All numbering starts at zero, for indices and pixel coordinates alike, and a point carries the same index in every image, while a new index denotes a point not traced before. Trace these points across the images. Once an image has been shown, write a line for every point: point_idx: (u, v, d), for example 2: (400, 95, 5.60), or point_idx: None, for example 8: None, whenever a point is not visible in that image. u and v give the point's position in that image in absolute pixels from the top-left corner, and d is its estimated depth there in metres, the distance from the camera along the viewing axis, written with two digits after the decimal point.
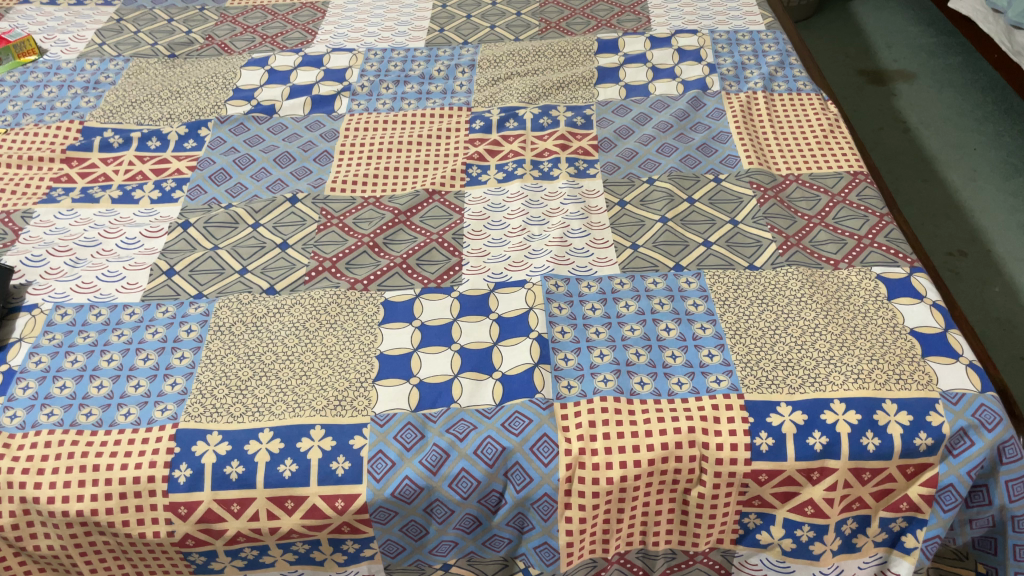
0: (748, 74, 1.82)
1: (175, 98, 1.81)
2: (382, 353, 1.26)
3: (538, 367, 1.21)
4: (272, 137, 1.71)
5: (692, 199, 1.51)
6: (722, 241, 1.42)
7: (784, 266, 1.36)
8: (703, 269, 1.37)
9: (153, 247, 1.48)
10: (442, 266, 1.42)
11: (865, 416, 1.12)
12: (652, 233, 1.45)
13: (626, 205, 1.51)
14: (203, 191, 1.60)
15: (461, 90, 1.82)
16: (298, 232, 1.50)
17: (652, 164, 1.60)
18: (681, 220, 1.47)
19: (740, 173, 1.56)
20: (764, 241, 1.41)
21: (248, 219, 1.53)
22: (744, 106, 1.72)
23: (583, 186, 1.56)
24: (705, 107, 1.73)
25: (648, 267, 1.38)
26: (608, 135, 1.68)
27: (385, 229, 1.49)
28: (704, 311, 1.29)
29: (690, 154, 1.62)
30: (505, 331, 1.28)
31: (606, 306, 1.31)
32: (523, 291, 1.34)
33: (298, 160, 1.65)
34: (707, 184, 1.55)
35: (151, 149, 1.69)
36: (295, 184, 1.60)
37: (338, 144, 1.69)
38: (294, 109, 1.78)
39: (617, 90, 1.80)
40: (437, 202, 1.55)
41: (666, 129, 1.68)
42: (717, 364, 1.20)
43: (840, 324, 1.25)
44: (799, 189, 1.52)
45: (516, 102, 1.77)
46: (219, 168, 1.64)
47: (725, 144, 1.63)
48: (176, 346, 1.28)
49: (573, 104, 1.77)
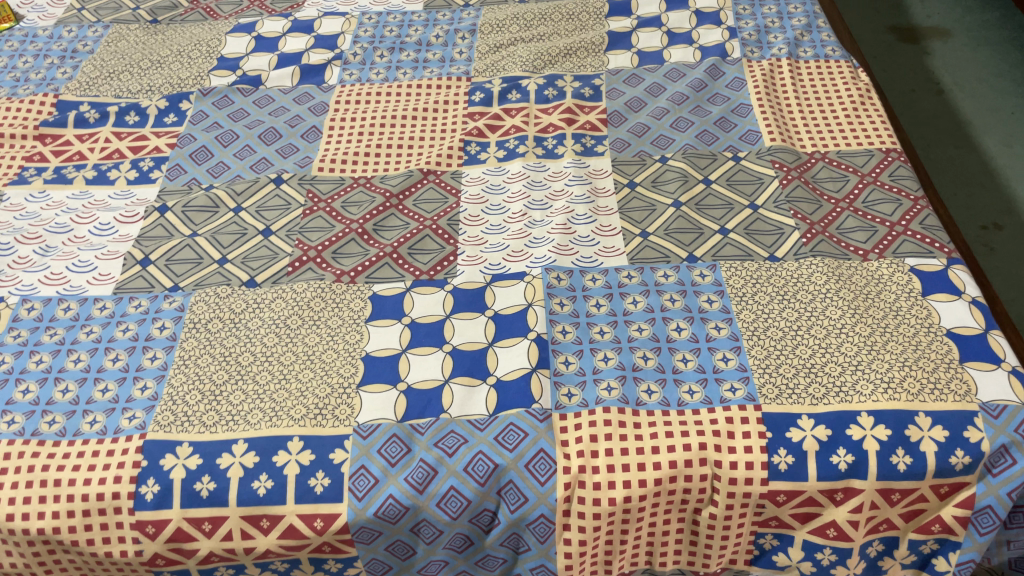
0: (772, 39, 1.68)
1: (156, 68, 1.69)
2: (368, 354, 1.17)
3: (536, 373, 1.11)
4: (258, 111, 1.60)
5: (707, 180, 1.39)
6: (740, 227, 1.30)
7: (807, 257, 1.24)
8: (719, 260, 1.25)
9: (128, 233, 1.38)
10: (435, 255, 1.32)
11: (896, 431, 1.02)
12: (663, 219, 1.33)
13: (636, 186, 1.40)
14: (183, 170, 1.49)
15: (460, 58, 1.69)
16: (282, 218, 1.39)
17: (666, 141, 1.48)
18: (696, 204, 1.35)
19: (761, 150, 1.43)
20: (786, 227, 1.29)
21: (229, 202, 1.43)
22: (767, 75, 1.59)
23: (590, 165, 1.45)
24: (724, 77, 1.60)
25: (659, 257, 1.27)
26: (618, 109, 1.55)
27: (375, 214, 1.39)
28: (719, 308, 1.18)
29: (706, 129, 1.49)
30: (501, 330, 1.18)
31: (612, 303, 1.20)
32: (522, 285, 1.24)
33: (285, 137, 1.54)
34: (725, 163, 1.42)
35: (129, 124, 1.58)
36: (281, 164, 1.49)
37: (329, 118, 1.57)
38: (281, 79, 1.66)
39: (629, 58, 1.67)
40: (432, 183, 1.44)
41: (681, 100, 1.55)
42: (732, 370, 1.10)
43: (869, 325, 1.13)
44: (824, 170, 1.40)
45: (520, 71, 1.64)
46: (200, 145, 1.53)
47: (745, 118, 1.50)
48: (148, 346, 1.19)
49: (580, 73, 1.64)
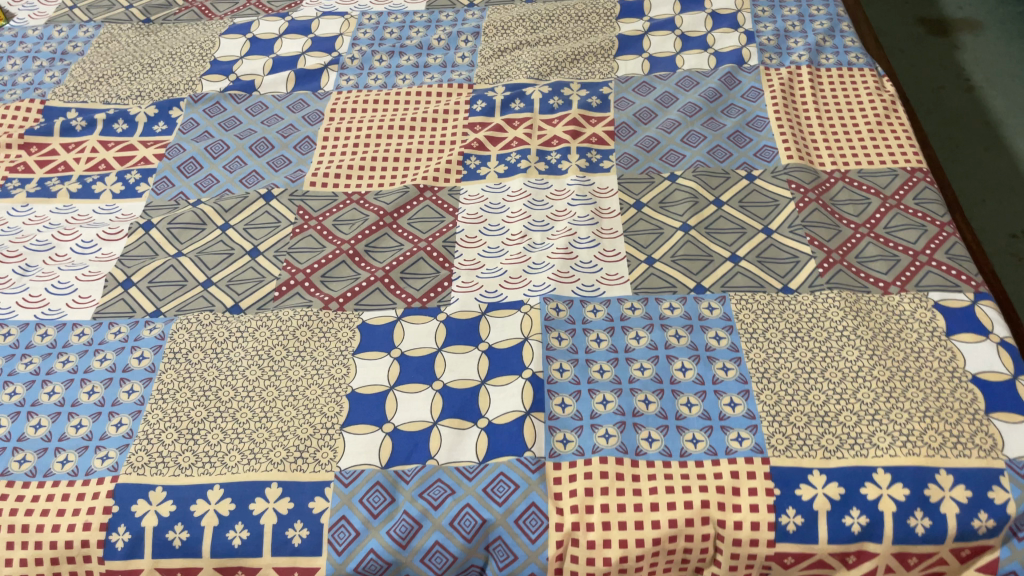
0: (792, 44, 1.58)
1: (147, 72, 1.63)
2: (353, 391, 1.10)
3: (529, 417, 1.04)
4: (250, 119, 1.53)
5: (719, 201, 1.31)
6: (752, 255, 1.22)
7: (824, 289, 1.16)
8: (728, 291, 1.18)
9: (111, 252, 1.33)
10: (429, 281, 1.25)
11: (915, 491, 0.95)
12: (670, 244, 1.25)
13: (643, 207, 1.32)
14: (170, 183, 1.43)
15: (462, 63, 1.61)
16: (271, 237, 1.33)
17: (676, 156, 1.40)
18: (705, 228, 1.27)
19: (777, 169, 1.35)
20: (802, 256, 1.21)
21: (216, 219, 1.36)
22: (785, 85, 1.50)
23: (595, 182, 1.37)
24: (740, 86, 1.51)
25: (665, 287, 1.19)
26: (627, 120, 1.47)
27: (368, 233, 1.32)
28: (727, 345, 1.10)
29: (719, 144, 1.41)
30: (495, 365, 1.11)
31: (613, 337, 1.13)
32: (518, 316, 1.17)
33: (277, 148, 1.48)
34: (738, 182, 1.34)
35: (117, 133, 1.52)
36: (271, 177, 1.43)
37: (323, 128, 1.50)
38: (276, 85, 1.60)
39: (640, 64, 1.58)
40: (428, 200, 1.37)
41: (693, 112, 1.46)
42: (740, 417, 1.02)
43: (888, 368, 1.06)
44: (844, 191, 1.31)
45: (524, 78, 1.56)
46: (189, 156, 1.47)
47: (761, 132, 1.42)
48: (125, 378, 1.14)
49: (588, 80, 1.56)
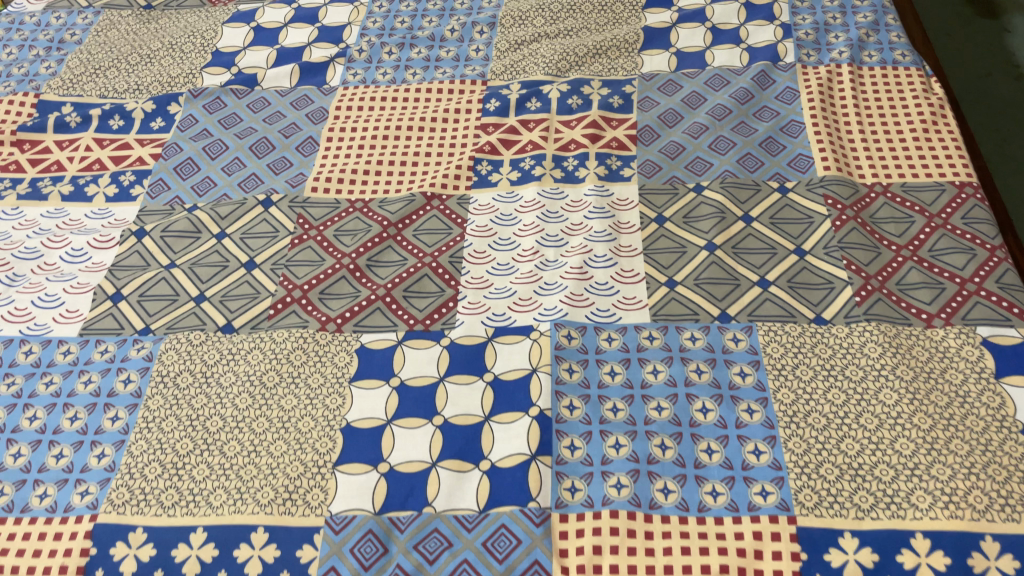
0: (832, 40, 1.47)
1: (146, 63, 1.55)
2: (349, 424, 1.03)
3: (535, 461, 0.97)
4: (251, 116, 1.45)
5: (748, 217, 1.21)
6: (783, 279, 1.13)
7: (860, 322, 1.07)
8: (755, 320, 1.08)
9: (101, 261, 1.26)
10: (433, 301, 1.17)
11: (956, 559, 0.86)
12: (693, 265, 1.16)
13: (665, 222, 1.23)
14: (166, 186, 1.36)
15: (476, 56, 1.51)
16: (268, 248, 1.26)
17: (702, 165, 1.30)
18: (732, 247, 1.18)
19: (812, 181, 1.25)
20: (837, 282, 1.12)
21: (212, 227, 1.29)
22: (823, 85, 1.38)
23: (614, 192, 1.28)
24: (774, 86, 1.40)
25: (686, 314, 1.10)
26: (651, 123, 1.37)
27: (370, 246, 1.24)
28: (753, 384, 1.01)
29: (750, 151, 1.30)
30: (501, 400, 1.03)
31: (628, 371, 1.04)
32: (527, 343, 1.09)
33: (278, 149, 1.40)
34: (769, 196, 1.24)
35: (112, 130, 1.45)
36: (271, 181, 1.35)
37: (328, 128, 1.42)
38: (279, 79, 1.51)
39: (667, 59, 1.48)
40: (435, 209, 1.29)
41: (723, 114, 1.36)
42: (765, 468, 0.94)
43: (930, 416, 0.96)
44: (885, 208, 1.21)
45: (542, 75, 1.46)
46: (187, 157, 1.40)
47: (795, 139, 1.31)
48: (109, 403, 1.08)
49: (610, 77, 1.45)
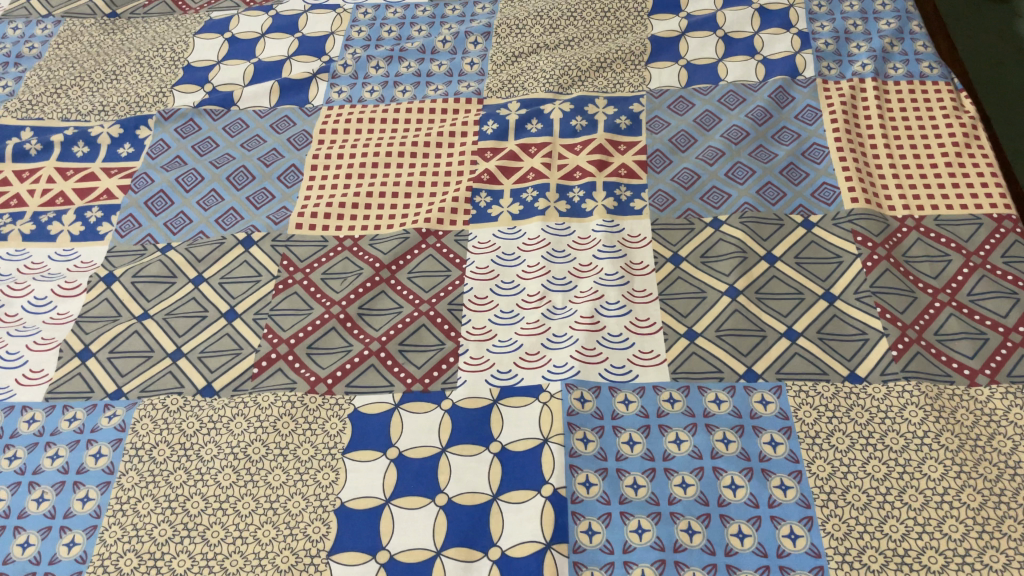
0: (853, 50, 1.37)
1: (111, 81, 1.43)
2: (343, 504, 0.94)
3: (550, 549, 0.88)
4: (228, 141, 1.34)
5: (771, 257, 1.12)
6: (812, 330, 1.04)
7: (899, 380, 0.98)
8: (784, 378, 1.00)
9: (67, 312, 1.15)
10: (431, 355, 1.07)
11: None
12: (714, 313, 1.07)
13: (682, 262, 1.13)
14: (136, 223, 1.25)
15: (470, 70, 1.40)
16: (250, 294, 1.15)
17: (719, 195, 1.20)
18: (756, 292, 1.08)
19: (839, 214, 1.15)
20: (871, 333, 1.03)
21: (188, 270, 1.19)
22: (846, 103, 1.28)
23: (624, 227, 1.18)
24: (793, 103, 1.30)
25: (709, 372, 1.01)
26: (662, 146, 1.27)
27: (361, 291, 1.14)
28: (785, 455, 0.93)
29: (770, 180, 1.20)
30: (510, 475, 0.94)
31: (648, 440, 0.96)
32: (536, 407, 1.00)
33: (258, 179, 1.29)
34: (794, 231, 1.14)
35: (76, 157, 1.33)
36: (252, 217, 1.24)
37: (312, 154, 1.31)
38: (257, 98, 1.40)
39: (677, 72, 1.37)
40: (431, 248, 1.19)
41: (739, 137, 1.26)
42: (802, 555, 0.86)
43: (979, 492, 0.89)
44: (918, 245, 1.12)
45: (542, 92, 1.36)
46: (158, 189, 1.29)
47: (819, 165, 1.22)
48: (79, 482, 0.98)
49: (616, 94, 1.35)
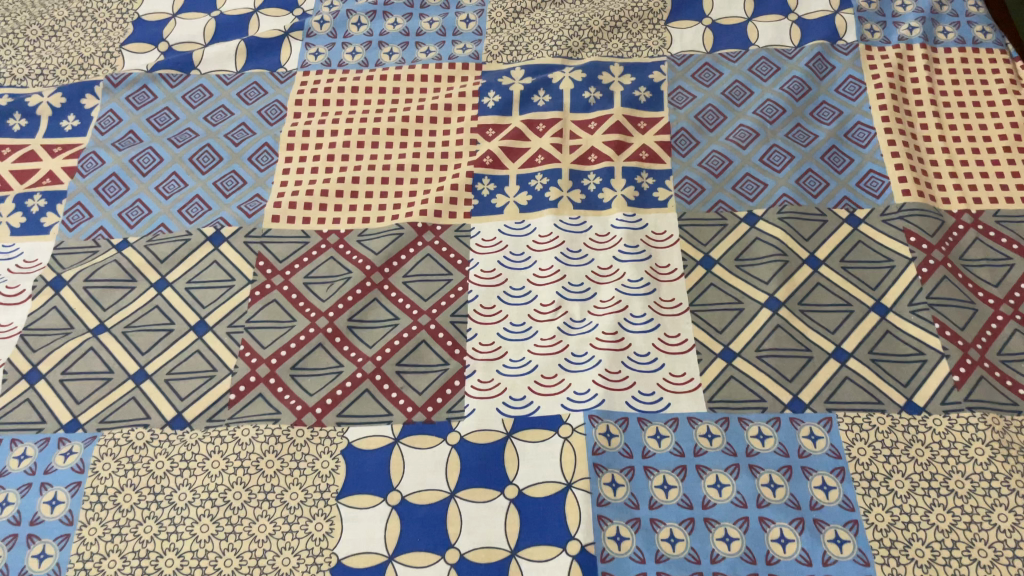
0: (898, 9, 1.22)
1: (48, 38, 1.23)
2: (340, 561, 0.83)
3: None
4: (189, 114, 1.17)
5: (814, 261, 1.00)
6: (863, 349, 0.93)
7: (962, 411, 0.88)
8: (834, 409, 0.89)
9: (11, 324, 1.00)
10: (434, 379, 0.94)
11: None
12: (753, 329, 0.95)
13: (714, 266, 1.00)
14: (86, 214, 1.09)
15: (466, 29, 1.23)
16: (222, 303, 1.01)
17: (753, 185, 1.06)
18: (798, 304, 0.96)
19: (889, 209, 1.03)
20: (929, 354, 0.92)
21: (149, 273, 1.04)
22: (893, 75, 1.14)
23: (647, 223, 1.05)
24: (833, 73, 1.16)
25: (750, 401, 0.90)
26: (687, 125, 1.12)
27: (351, 299, 1.00)
28: (839, 502, 0.83)
29: (811, 168, 1.07)
30: (530, 526, 0.83)
31: (685, 484, 0.85)
32: (557, 443, 0.88)
33: (226, 161, 1.12)
34: (838, 229, 1.02)
35: (12, 133, 1.16)
36: (221, 207, 1.08)
37: (287, 130, 1.15)
38: (221, 60, 1.21)
39: (701, 34, 1.21)
40: (428, 246, 1.05)
41: (774, 115, 1.11)
42: None
43: None
44: (977, 246, 1.00)
45: (549, 56, 1.20)
46: (110, 172, 1.12)
47: (864, 149, 1.08)
48: (33, 535, 0.86)
49: (633, 59, 1.19)
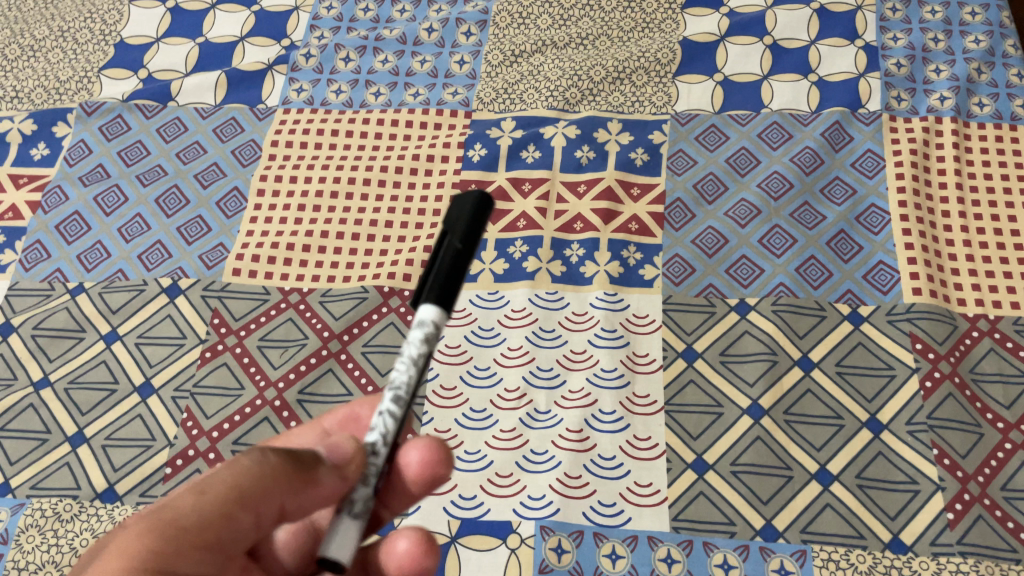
0: (931, 75, 1.11)
1: (28, 59, 1.20)
2: None
3: None
4: (161, 149, 1.11)
5: (806, 363, 0.91)
6: (850, 473, 0.84)
7: (953, 557, 0.78)
8: (810, 541, 0.80)
9: None
10: None
11: None
12: (730, 439, 0.87)
13: (696, 360, 0.92)
14: (45, 253, 1.04)
15: (459, 71, 1.16)
16: (170, 363, 0.95)
17: (749, 269, 0.97)
18: (783, 413, 0.88)
19: (895, 309, 0.93)
20: (923, 485, 0.83)
21: (100, 324, 0.99)
22: (917, 151, 1.04)
23: (629, 304, 0.96)
24: (851, 145, 1.06)
25: (718, 524, 0.82)
26: (684, 195, 1.04)
27: (304, 369, 0.94)
28: None
29: (815, 254, 0.98)
30: None
31: None
32: (502, 554, 0.82)
33: (193, 204, 1.07)
34: (837, 328, 0.93)
35: None
36: (182, 256, 1.03)
37: (259, 174, 1.08)
38: (200, 92, 1.16)
39: (710, 91, 1.12)
40: (393, 312, 0.98)
41: (780, 191, 1.02)
42: None
43: None
44: (990, 359, 0.90)
45: (544, 108, 1.12)
46: (73, 209, 1.07)
47: (876, 236, 0.98)
48: None
49: (633, 115, 1.11)
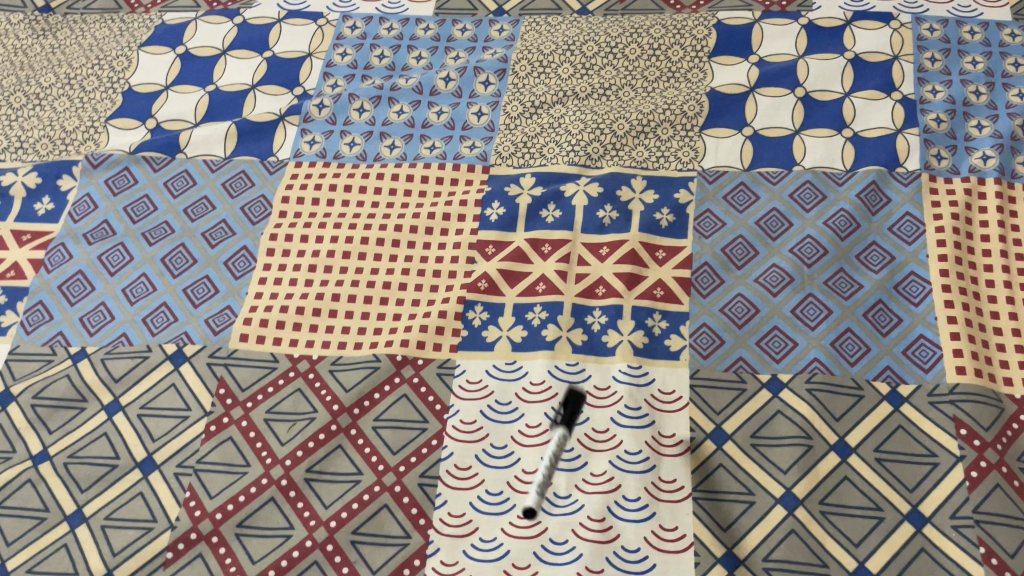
0: (973, 131, 1.06)
1: (34, 107, 1.17)
2: None
3: None
4: (168, 204, 1.08)
5: (843, 448, 0.85)
6: (891, 572, 0.79)
7: None
8: None
9: None
10: (392, 555, 0.83)
11: None
12: (762, 532, 0.82)
13: (725, 443, 0.87)
14: (47, 315, 1.00)
15: (476, 123, 1.12)
16: (173, 437, 0.91)
17: (782, 342, 0.92)
18: (819, 503, 0.83)
19: (938, 390, 0.88)
20: None
21: (102, 392, 0.95)
22: (959, 216, 0.98)
23: (654, 379, 0.91)
24: (889, 207, 1.00)
25: None
26: (712, 259, 0.99)
27: (312, 445, 0.90)
28: None
29: (851, 327, 0.92)
30: None
31: None
32: None
33: (200, 264, 1.03)
34: (876, 409, 0.87)
35: None
36: (188, 319, 0.99)
37: (269, 232, 1.04)
38: (209, 143, 1.13)
39: (739, 145, 1.07)
40: (406, 383, 0.94)
41: (813, 256, 0.97)
42: None
43: None
44: None
45: (566, 162, 1.08)
46: (76, 269, 1.03)
47: (916, 308, 0.93)
48: None
49: (658, 172, 1.06)
